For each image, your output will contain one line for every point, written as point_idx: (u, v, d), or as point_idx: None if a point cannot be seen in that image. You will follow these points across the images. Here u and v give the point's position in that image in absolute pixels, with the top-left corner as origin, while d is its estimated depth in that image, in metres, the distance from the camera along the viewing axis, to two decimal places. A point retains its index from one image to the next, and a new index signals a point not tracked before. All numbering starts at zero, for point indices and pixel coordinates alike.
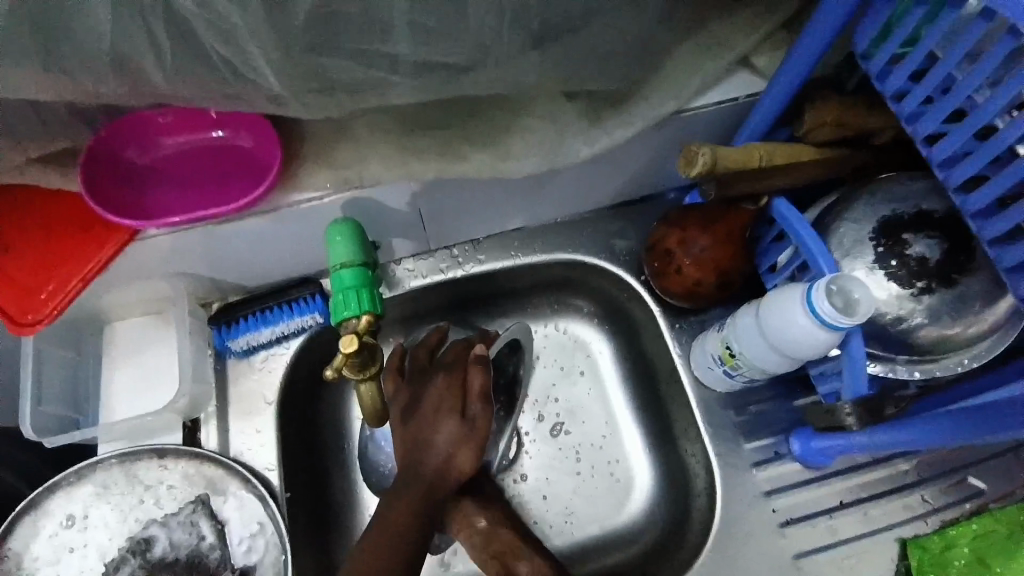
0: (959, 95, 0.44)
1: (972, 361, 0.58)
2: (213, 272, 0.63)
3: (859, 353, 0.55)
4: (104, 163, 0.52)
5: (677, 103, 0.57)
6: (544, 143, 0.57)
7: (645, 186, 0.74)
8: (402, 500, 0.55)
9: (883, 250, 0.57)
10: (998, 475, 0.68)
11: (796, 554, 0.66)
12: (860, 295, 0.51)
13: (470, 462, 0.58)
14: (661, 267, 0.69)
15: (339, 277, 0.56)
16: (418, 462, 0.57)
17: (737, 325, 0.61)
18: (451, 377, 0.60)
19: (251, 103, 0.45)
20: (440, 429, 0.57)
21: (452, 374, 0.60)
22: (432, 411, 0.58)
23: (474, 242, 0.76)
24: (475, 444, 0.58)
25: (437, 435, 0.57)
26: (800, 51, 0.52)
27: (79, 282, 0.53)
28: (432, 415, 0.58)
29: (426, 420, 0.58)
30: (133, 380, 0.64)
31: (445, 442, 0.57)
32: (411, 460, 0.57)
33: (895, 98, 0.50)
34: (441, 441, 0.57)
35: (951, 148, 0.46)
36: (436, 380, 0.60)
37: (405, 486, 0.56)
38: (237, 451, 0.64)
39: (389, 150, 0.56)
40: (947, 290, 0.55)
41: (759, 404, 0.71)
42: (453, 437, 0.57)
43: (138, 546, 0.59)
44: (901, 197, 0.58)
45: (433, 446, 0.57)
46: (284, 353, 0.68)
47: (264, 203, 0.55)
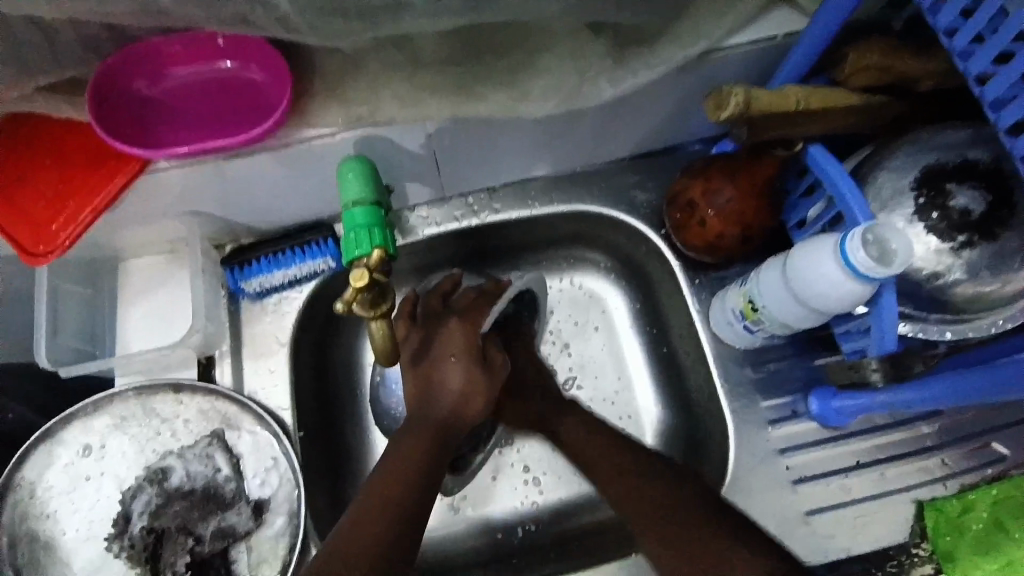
0: (1018, 25, 0.40)
1: (1007, 322, 0.55)
2: (225, 213, 0.62)
3: (890, 308, 0.52)
4: (114, 94, 0.51)
5: (708, 40, 0.53)
6: (566, 82, 0.54)
7: (668, 134, 0.71)
8: (416, 439, 0.56)
9: (923, 202, 0.53)
10: (1022, 442, 0.66)
11: (805, 511, 0.65)
12: (898, 245, 0.48)
13: (480, 407, 0.59)
14: (682, 219, 0.67)
15: (352, 215, 0.55)
16: (432, 401, 0.57)
17: (761, 279, 0.59)
18: (467, 323, 0.60)
19: (258, 26, 0.43)
20: (459, 374, 0.58)
21: (467, 322, 0.61)
22: (444, 356, 0.59)
23: (490, 191, 0.74)
24: (488, 390, 0.59)
25: (447, 379, 0.58)
26: None
27: (90, 213, 0.52)
28: (443, 360, 0.59)
29: (443, 361, 0.59)
30: (150, 317, 0.65)
31: (457, 386, 0.58)
32: (424, 399, 0.58)
33: (945, 34, 0.45)
34: (453, 385, 0.58)
35: (1003, 88, 0.42)
36: (449, 326, 0.60)
37: (413, 429, 0.56)
38: (252, 391, 0.65)
39: (402, 85, 0.53)
40: (989, 244, 0.52)
41: (778, 363, 0.69)
42: (465, 382, 0.58)
43: (154, 475, 0.61)
44: (947, 146, 0.54)
45: (444, 389, 0.58)
46: (297, 298, 0.68)
47: (273, 138, 0.53)
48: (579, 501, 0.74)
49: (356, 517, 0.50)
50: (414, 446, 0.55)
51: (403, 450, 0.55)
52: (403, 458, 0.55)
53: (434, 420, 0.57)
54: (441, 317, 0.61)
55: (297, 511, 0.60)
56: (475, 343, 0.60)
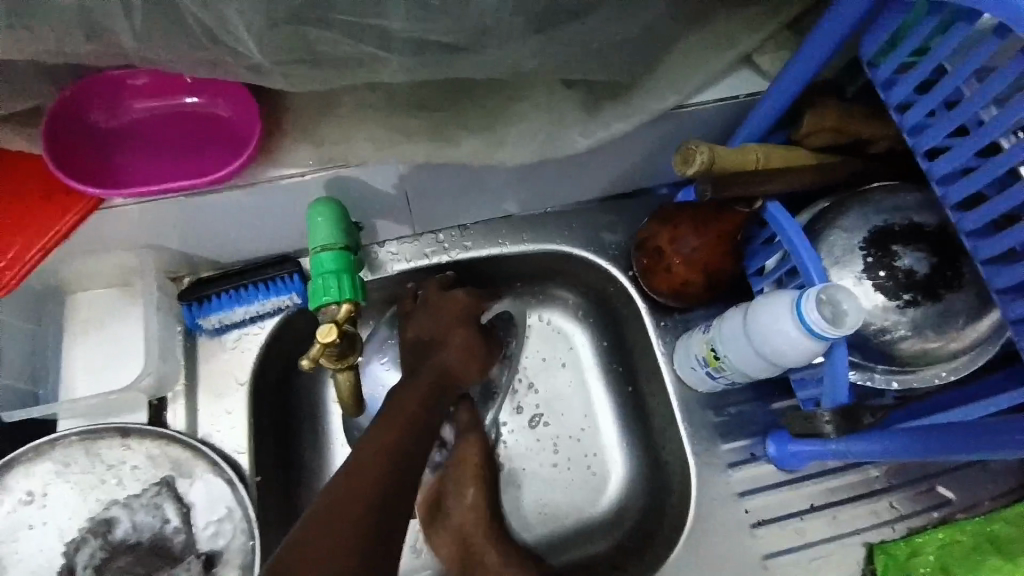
0: (965, 110, 0.41)
1: (950, 374, 0.59)
2: (186, 246, 0.60)
3: (842, 361, 0.55)
4: (69, 125, 0.49)
5: (676, 98, 0.56)
6: (541, 132, 0.55)
7: (639, 179, 0.73)
8: (407, 401, 0.58)
9: (872, 261, 0.56)
10: (964, 486, 0.70)
11: (763, 554, 0.67)
12: (849, 306, 0.50)
13: (476, 372, 0.65)
14: (650, 264, 0.68)
15: (319, 260, 0.54)
16: (428, 361, 0.63)
17: (723, 329, 0.61)
18: (473, 295, 0.67)
19: (230, 71, 0.42)
20: (459, 336, 0.65)
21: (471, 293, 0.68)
22: (449, 320, 0.65)
23: (461, 228, 0.74)
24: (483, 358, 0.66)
25: (452, 341, 0.64)
26: (808, 50, 0.50)
27: (38, 252, 0.49)
28: (450, 323, 0.65)
29: (444, 324, 0.65)
30: (97, 352, 0.62)
31: (459, 349, 0.64)
32: (422, 359, 0.63)
33: (899, 108, 0.47)
34: (456, 347, 0.64)
35: (951, 164, 0.43)
36: (455, 296, 0.67)
37: (409, 389, 0.59)
38: (206, 433, 0.62)
39: (376, 129, 0.53)
40: (932, 304, 0.55)
41: (738, 406, 0.71)
42: (466, 347, 0.64)
43: (98, 527, 0.57)
44: (894, 208, 0.58)
45: (447, 349, 0.63)
46: (258, 333, 0.65)
47: (240, 177, 0.52)
48: (546, 541, 0.74)
49: (355, 473, 0.49)
50: (407, 407, 0.57)
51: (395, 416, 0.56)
52: (395, 415, 0.56)
53: (432, 375, 0.61)
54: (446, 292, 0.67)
55: (251, 565, 0.58)
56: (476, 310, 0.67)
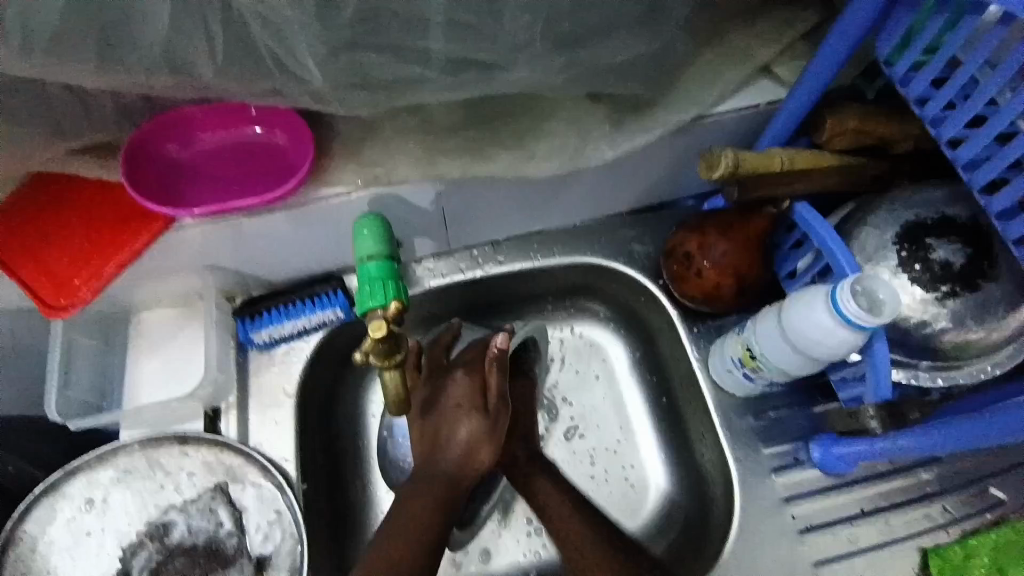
0: (981, 98, 0.43)
1: (995, 368, 0.57)
2: (239, 265, 0.64)
3: (883, 356, 0.54)
4: (144, 157, 0.54)
5: (697, 108, 0.58)
6: (570, 145, 0.58)
7: (664, 191, 0.75)
8: (421, 496, 0.56)
9: (906, 255, 0.56)
10: (1023, 489, 0.67)
11: (815, 562, 0.65)
12: (885, 295, 0.50)
13: (489, 457, 0.60)
14: (680, 270, 0.69)
15: (365, 269, 0.57)
16: (440, 459, 0.58)
17: (757, 328, 0.61)
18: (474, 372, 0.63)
19: (290, 98, 0.46)
20: (466, 423, 0.59)
21: (472, 371, 0.63)
22: (452, 406, 0.61)
23: (494, 244, 0.77)
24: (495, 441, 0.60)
25: (458, 430, 0.59)
26: (825, 55, 0.52)
27: (114, 268, 0.54)
28: (454, 411, 0.60)
29: (454, 413, 0.60)
30: (158, 370, 0.65)
31: (466, 437, 0.59)
32: (433, 457, 0.59)
33: (918, 102, 0.49)
34: (462, 436, 0.59)
35: (974, 151, 0.45)
36: (457, 377, 0.63)
37: (421, 484, 0.57)
38: (256, 443, 0.65)
39: (417, 148, 0.57)
40: (971, 295, 0.55)
41: (778, 411, 0.70)
42: (474, 433, 0.59)
43: (155, 530, 0.60)
44: (923, 204, 0.58)
45: (453, 440, 0.59)
46: (306, 346, 0.69)
47: (294, 198, 0.57)
48: None
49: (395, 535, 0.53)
50: (431, 491, 0.56)
51: (413, 505, 0.55)
52: (419, 500, 0.55)
53: (443, 477, 0.58)
54: (448, 370, 0.64)
55: (299, 567, 0.59)
56: (479, 388, 0.61)
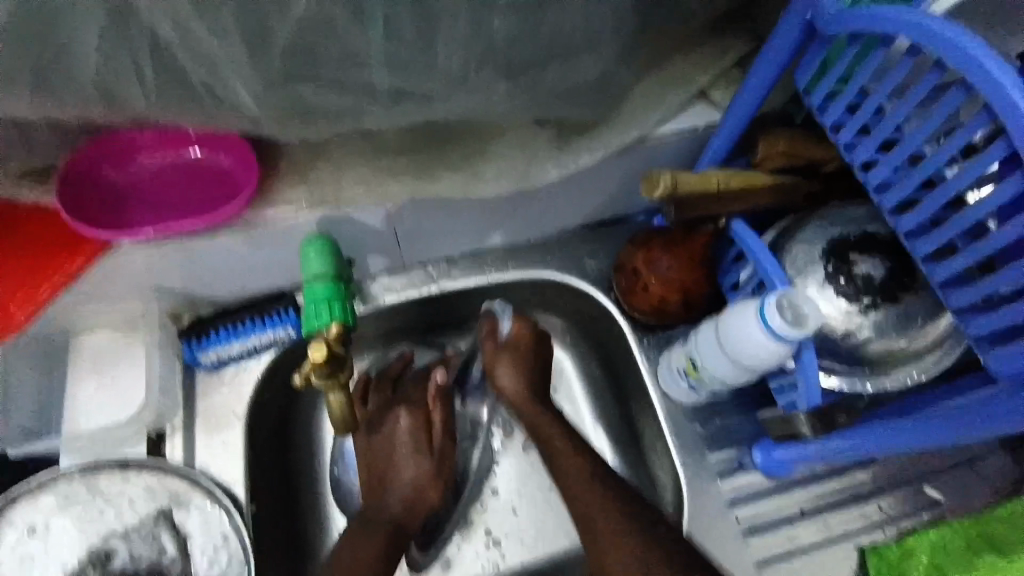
0: (890, 124, 0.46)
1: (922, 373, 0.60)
2: (186, 286, 0.63)
3: (811, 364, 0.57)
4: (81, 178, 0.53)
5: (640, 130, 0.61)
6: (516, 166, 0.60)
7: (614, 207, 0.77)
8: (370, 532, 0.59)
9: (832, 269, 0.60)
10: (950, 487, 0.72)
11: (759, 562, 0.67)
12: (808, 309, 0.54)
13: (436, 494, 0.64)
14: (628, 284, 0.72)
15: (312, 290, 0.57)
16: (388, 500, 0.62)
17: (699, 340, 0.63)
18: (417, 409, 0.66)
19: (229, 124, 0.46)
20: (414, 460, 0.64)
21: (414, 409, 0.66)
22: (398, 444, 0.64)
23: (449, 260, 0.78)
24: (441, 478, 0.65)
25: (404, 468, 0.63)
26: (752, 82, 0.55)
27: (48, 291, 0.54)
28: (399, 451, 0.64)
29: (400, 452, 0.64)
30: (99, 394, 0.64)
31: (412, 475, 0.63)
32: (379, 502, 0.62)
33: (833, 128, 0.52)
34: (408, 474, 0.63)
35: (885, 173, 0.48)
36: (400, 416, 0.65)
37: (369, 521, 0.60)
38: (204, 464, 0.64)
39: (363, 170, 0.58)
40: (891, 307, 0.58)
41: (723, 418, 0.73)
42: (421, 471, 0.63)
43: (97, 558, 0.58)
44: (848, 221, 0.62)
45: (401, 478, 0.63)
46: (256, 368, 0.68)
47: (240, 220, 0.56)
48: (541, 563, 0.74)
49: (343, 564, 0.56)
50: (380, 530, 0.59)
51: (362, 541, 0.58)
52: (366, 536, 0.59)
53: (391, 515, 0.61)
54: (390, 407, 0.67)
55: None
56: (424, 424, 0.65)
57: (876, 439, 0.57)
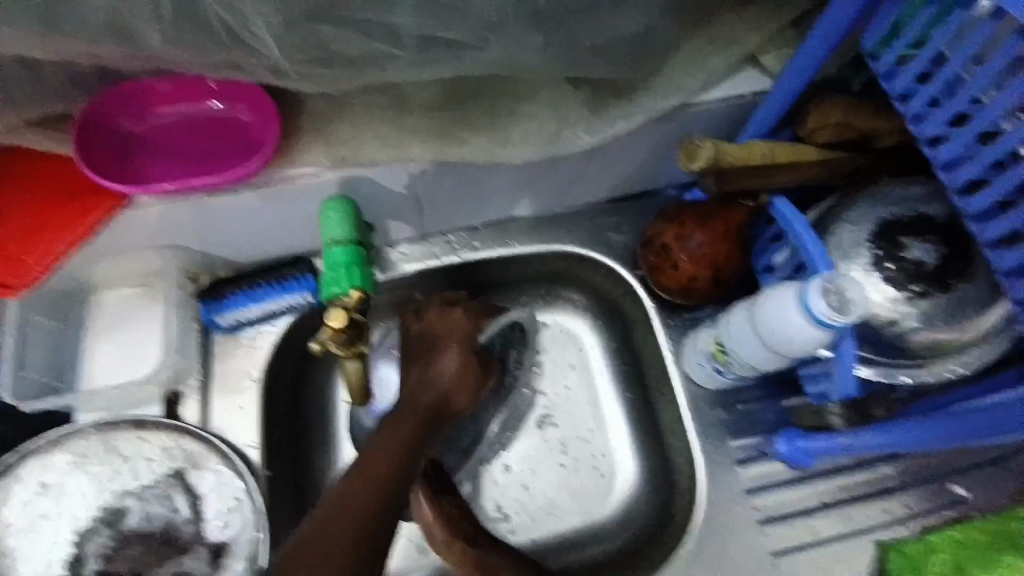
0: (966, 95, 0.43)
1: (962, 368, 0.57)
2: (203, 246, 0.62)
3: (849, 354, 0.54)
4: (99, 132, 0.51)
5: (679, 97, 0.57)
6: (545, 130, 0.57)
7: (645, 180, 0.74)
8: (403, 424, 0.59)
9: (880, 253, 0.56)
10: (980, 485, 0.69)
11: (775, 552, 0.66)
12: (854, 294, 0.50)
13: (468, 398, 0.63)
14: (657, 261, 0.69)
15: (330, 256, 0.55)
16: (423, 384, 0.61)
17: (729, 323, 0.61)
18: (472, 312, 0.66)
19: (247, 71, 0.44)
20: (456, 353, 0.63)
21: (469, 312, 0.65)
22: (443, 341, 0.64)
23: (470, 229, 0.76)
24: (477, 383, 0.64)
25: (446, 362, 0.62)
26: (808, 48, 0.51)
27: (67, 246, 0.52)
28: (444, 345, 0.63)
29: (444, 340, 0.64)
30: (111, 350, 0.63)
31: (452, 371, 0.62)
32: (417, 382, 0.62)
33: (901, 98, 0.48)
34: (449, 368, 0.62)
35: (956, 149, 0.44)
36: (453, 313, 0.65)
37: (404, 412, 0.59)
38: (219, 428, 0.63)
39: (385, 129, 0.55)
40: (942, 295, 0.55)
41: (747, 404, 0.71)
42: (461, 367, 0.62)
43: (110, 516, 0.59)
44: (898, 203, 0.58)
45: (440, 372, 0.62)
46: (273, 332, 0.67)
47: (258, 177, 0.54)
48: (552, 541, 0.73)
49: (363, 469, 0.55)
50: (405, 423, 0.59)
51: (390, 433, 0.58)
52: (400, 421, 0.59)
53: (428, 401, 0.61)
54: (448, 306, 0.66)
55: (258, 555, 0.59)
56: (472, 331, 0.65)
57: (907, 438, 0.54)
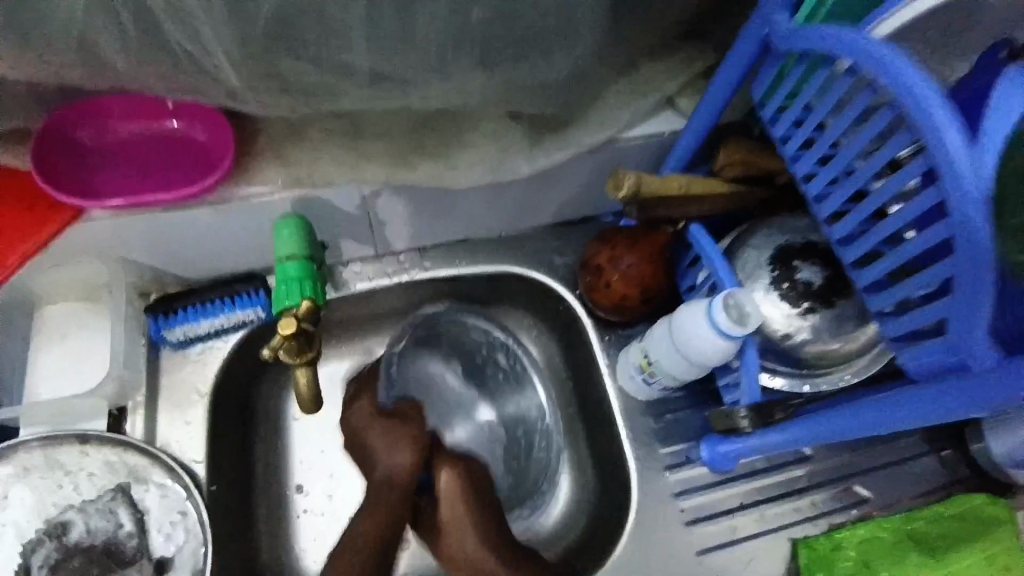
0: (829, 139, 0.51)
1: (853, 376, 0.65)
2: (155, 262, 0.64)
3: (752, 361, 0.62)
4: (57, 146, 0.54)
5: (606, 133, 0.64)
6: (489, 157, 0.62)
7: (583, 207, 0.81)
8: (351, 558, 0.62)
9: (777, 274, 0.64)
10: (879, 486, 0.77)
11: (699, 551, 0.71)
12: (751, 308, 0.57)
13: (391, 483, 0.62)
14: (592, 281, 0.75)
15: (284, 268, 0.58)
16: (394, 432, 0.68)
17: (653, 337, 0.67)
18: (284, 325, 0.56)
19: (208, 94, 0.48)
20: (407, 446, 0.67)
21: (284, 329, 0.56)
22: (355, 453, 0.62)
23: (421, 250, 0.80)
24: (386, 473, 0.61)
25: (365, 476, 0.64)
26: (705, 105, 0.61)
27: (19, 256, 0.55)
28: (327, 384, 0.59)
29: (390, 447, 0.67)
30: (60, 363, 0.64)
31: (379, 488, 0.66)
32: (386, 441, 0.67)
33: (781, 141, 0.57)
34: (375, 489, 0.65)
35: (823, 183, 0.52)
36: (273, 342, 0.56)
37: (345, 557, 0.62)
38: (164, 442, 0.64)
39: (339, 153, 0.59)
40: (827, 310, 0.63)
41: (675, 414, 0.77)
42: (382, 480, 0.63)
43: (54, 529, 0.58)
44: (795, 230, 0.66)
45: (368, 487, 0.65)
46: (222, 346, 0.68)
47: (214, 193, 0.57)
48: None
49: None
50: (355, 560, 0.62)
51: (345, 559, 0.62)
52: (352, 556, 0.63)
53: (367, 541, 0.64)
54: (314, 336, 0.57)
55: (202, 569, 0.59)
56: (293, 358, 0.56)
57: (807, 434, 0.59)
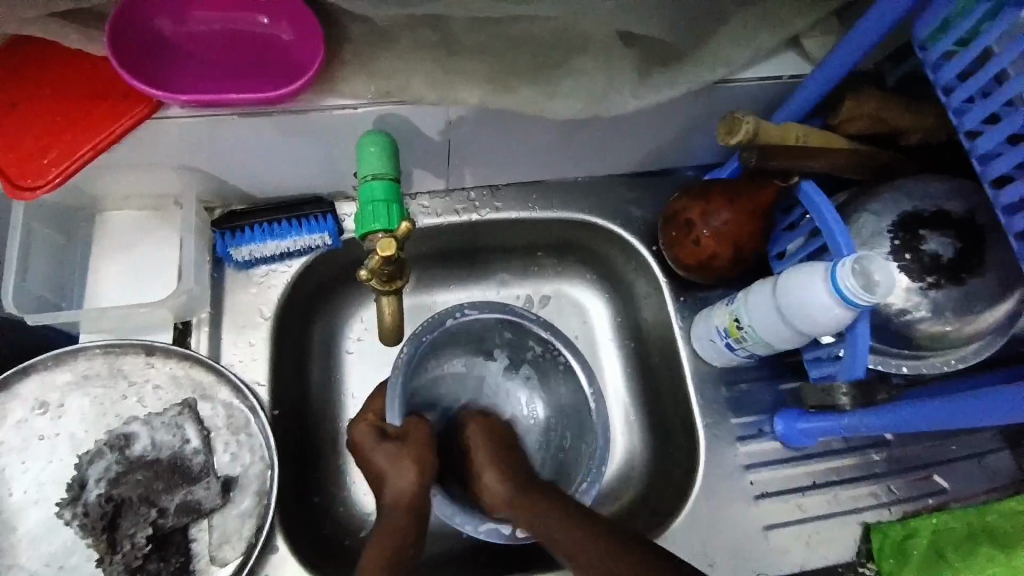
0: (1005, 93, 0.44)
1: (959, 362, 0.60)
2: (223, 172, 0.60)
3: (863, 338, 0.56)
4: (129, 30, 0.48)
5: (722, 71, 0.57)
6: (593, 87, 0.56)
7: (670, 156, 0.74)
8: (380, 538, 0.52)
9: (899, 243, 0.58)
10: (959, 478, 0.73)
11: (765, 526, 0.69)
12: (881, 275, 0.51)
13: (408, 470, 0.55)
14: (677, 236, 0.70)
15: (371, 188, 0.53)
16: (396, 457, 0.56)
17: (749, 300, 0.62)
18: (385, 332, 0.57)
19: None
20: (410, 468, 0.55)
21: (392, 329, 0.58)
22: (377, 453, 0.57)
23: (492, 189, 0.75)
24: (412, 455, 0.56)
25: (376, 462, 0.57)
26: (836, 58, 0.53)
27: (89, 152, 0.49)
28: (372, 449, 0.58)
29: (395, 462, 0.56)
30: (121, 273, 0.61)
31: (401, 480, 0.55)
32: (388, 466, 0.56)
33: (945, 90, 0.50)
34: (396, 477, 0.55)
35: (992, 142, 0.46)
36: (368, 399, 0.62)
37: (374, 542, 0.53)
38: (227, 362, 0.62)
39: (431, 67, 0.53)
40: (955, 287, 0.57)
41: (748, 384, 0.73)
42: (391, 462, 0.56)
43: (116, 441, 0.57)
44: (921, 196, 0.59)
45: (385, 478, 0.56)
46: (285, 271, 0.65)
47: (296, 101, 0.53)
48: None
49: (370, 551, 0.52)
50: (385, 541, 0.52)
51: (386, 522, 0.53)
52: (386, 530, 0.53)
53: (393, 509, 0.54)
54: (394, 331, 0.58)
55: (268, 491, 0.58)
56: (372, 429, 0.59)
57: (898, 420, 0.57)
